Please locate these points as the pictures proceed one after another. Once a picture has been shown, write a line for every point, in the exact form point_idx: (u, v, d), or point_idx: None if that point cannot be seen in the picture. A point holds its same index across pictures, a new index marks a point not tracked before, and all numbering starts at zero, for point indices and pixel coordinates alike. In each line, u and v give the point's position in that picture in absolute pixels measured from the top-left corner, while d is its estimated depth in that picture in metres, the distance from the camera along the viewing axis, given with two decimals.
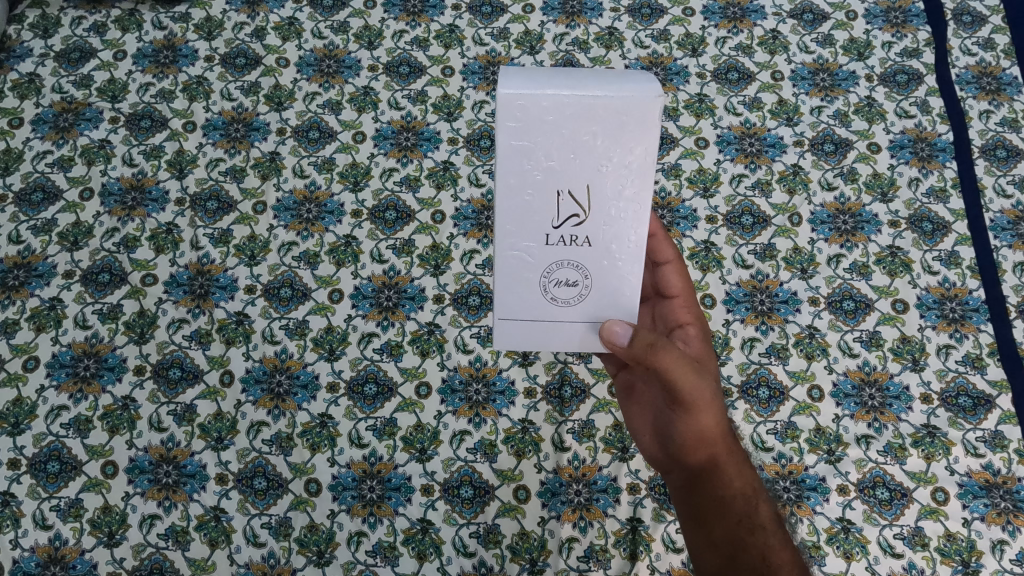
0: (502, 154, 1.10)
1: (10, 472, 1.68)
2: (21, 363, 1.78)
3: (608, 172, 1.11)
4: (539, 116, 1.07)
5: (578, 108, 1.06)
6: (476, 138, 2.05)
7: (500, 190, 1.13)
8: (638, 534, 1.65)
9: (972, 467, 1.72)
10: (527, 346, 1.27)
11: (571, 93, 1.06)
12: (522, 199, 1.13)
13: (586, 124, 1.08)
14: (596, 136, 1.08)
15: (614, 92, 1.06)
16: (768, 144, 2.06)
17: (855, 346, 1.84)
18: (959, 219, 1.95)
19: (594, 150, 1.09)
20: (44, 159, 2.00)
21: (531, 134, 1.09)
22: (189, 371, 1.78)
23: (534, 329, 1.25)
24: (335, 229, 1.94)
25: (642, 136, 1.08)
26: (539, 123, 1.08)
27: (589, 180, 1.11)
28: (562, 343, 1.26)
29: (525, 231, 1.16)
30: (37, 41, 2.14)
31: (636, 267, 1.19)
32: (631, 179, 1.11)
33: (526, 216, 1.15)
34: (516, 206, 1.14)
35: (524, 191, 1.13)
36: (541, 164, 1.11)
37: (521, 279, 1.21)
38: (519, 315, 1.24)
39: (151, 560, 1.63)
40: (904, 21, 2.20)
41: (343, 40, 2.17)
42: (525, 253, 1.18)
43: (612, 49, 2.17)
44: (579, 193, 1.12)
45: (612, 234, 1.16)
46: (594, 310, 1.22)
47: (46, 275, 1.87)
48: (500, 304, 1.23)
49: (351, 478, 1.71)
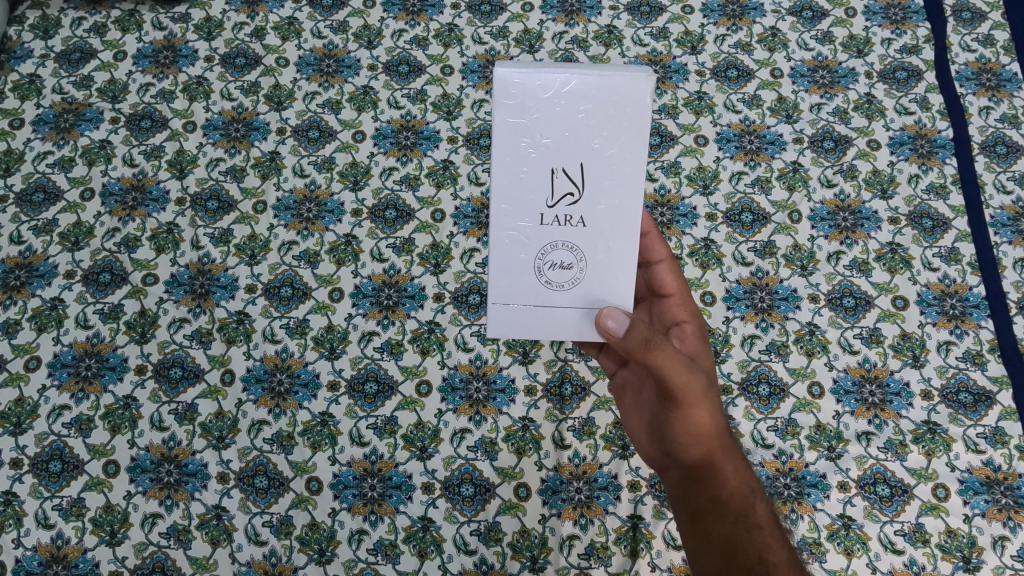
0: (499, 131, 1.14)
1: (12, 471, 1.69)
2: (23, 363, 1.79)
3: (602, 149, 1.15)
4: (536, 94, 1.13)
5: (573, 88, 1.13)
6: (475, 137, 2.05)
7: (496, 166, 1.16)
8: (638, 531, 1.66)
9: (972, 463, 1.72)
10: (519, 334, 1.23)
11: (566, 73, 1.12)
12: (517, 176, 1.16)
13: (580, 103, 1.14)
14: (590, 115, 1.14)
15: (607, 74, 1.13)
16: (768, 141, 2.06)
17: (855, 343, 1.84)
18: (959, 215, 1.96)
19: (588, 128, 1.14)
20: (45, 160, 2.00)
21: (527, 111, 1.14)
22: (190, 371, 1.79)
23: (528, 315, 1.22)
24: (335, 228, 1.94)
25: (633, 116, 1.14)
26: (534, 101, 1.14)
27: (584, 157, 1.15)
28: (556, 330, 1.23)
29: (521, 208, 1.18)
30: (38, 42, 2.15)
31: (630, 250, 1.20)
32: (624, 157, 1.16)
33: (521, 193, 1.17)
34: (512, 182, 1.17)
35: (520, 168, 1.16)
36: (538, 140, 1.15)
37: (515, 259, 1.21)
38: (513, 297, 1.22)
39: (153, 559, 1.64)
40: (904, 17, 2.20)
41: (342, 39, 2.17)
42: (520, 233, 1.19)
43: (611, 47, 2.17)
44: (573, 170, 1.16)
45: (607, 212, 1.18)
46: (588, 294, 1.21)
47: (48, 275, 1.87)
48: (495, 285, 1.21)
49: (351, 476, 1.71)
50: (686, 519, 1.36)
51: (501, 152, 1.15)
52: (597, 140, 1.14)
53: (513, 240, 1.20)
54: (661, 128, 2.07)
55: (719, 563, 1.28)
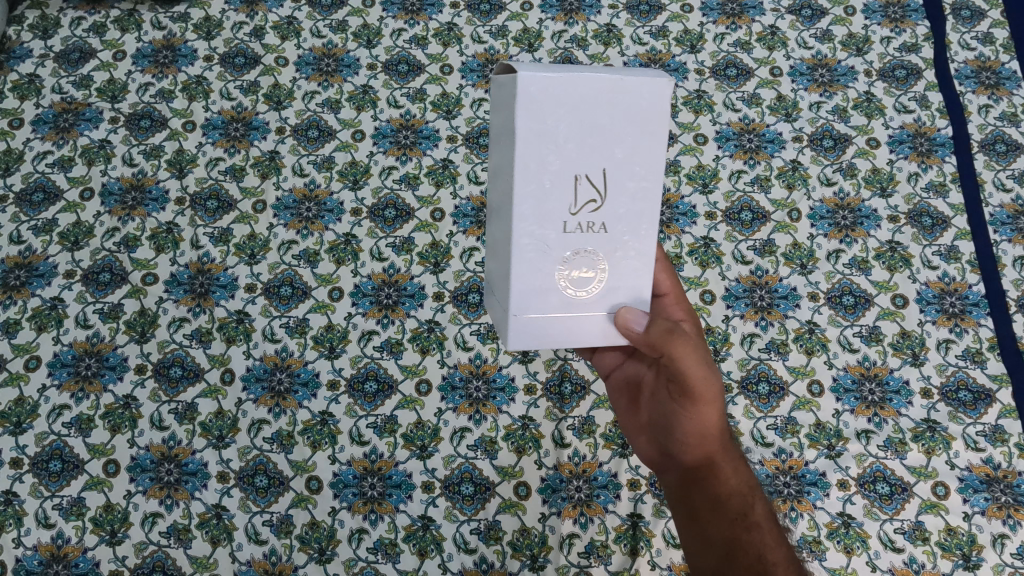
0: (521, 138, 1.08)
1: (12, 471, 1.69)
2: (23, 362, 1.79)
3: (623, 155, 1.12)
4: (558, 98, 1.07)
5: (595, 93, 1.08)
6: (475, 136, 2.05)
7: (517, 174, 1.10)
8: (638, 530, 1.66)
9: (972, 461, 1.72)
10: (542, 344, 1.21)
11: (587, 77, 1.07)
12: (538, 183, 1.11)
13: (602, 108, 1.09)
14: (612, 120, 1.10)
15: (627, 78, 1.09)
16: (767, 140, 2.06)
17: (855, 341, 1.84)
18: (958, 213, 1.96)
19: (610, 134, 1.11)
20: (44, 160, 2.00)
21: (549, 116, 1.08)
22: (190, 370, 1.79)
23: (549, 325, 1.19)
24: (335, 227, 1.94)
25: (654, 120, 1.11)
26: (555, 105, 1.08)
27: (605, 162, 1.12)
28: (579, 338, 1.21)
29: (542, 216, 1.13)
30: (37, 41, 2.15)
31: (649, 253, 1.20)
32: (644, 163, 1.14)
33: (542, 201, 1.12)
34: (533, 190, 1.11)
35: (541, 175, 1.11)
36: (560, 147, 1.10)
37: (536, 269, 1.16)
38: (534, 307, 1.18)
39: (154, 558, 1.64)
40: (903, 16, 2.20)
41: (341, 38, 2.17)
42: (540, 242, 1.15)
43: (610, 46, 2.17)
44: (596, 177, 1.12)
45: (627, 218, 1.16)
46: (610, 300, 1.20)
47: (47, 275, 1.87)
48: (516, 297, 1.16)
49: (352, 475, 1.71)
50: (683, 518, 1.35)
51: (523, 160, 1.08)
52: (620, 148, 1.11)
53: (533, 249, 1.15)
54: None
55: (718, 563, 1.26)
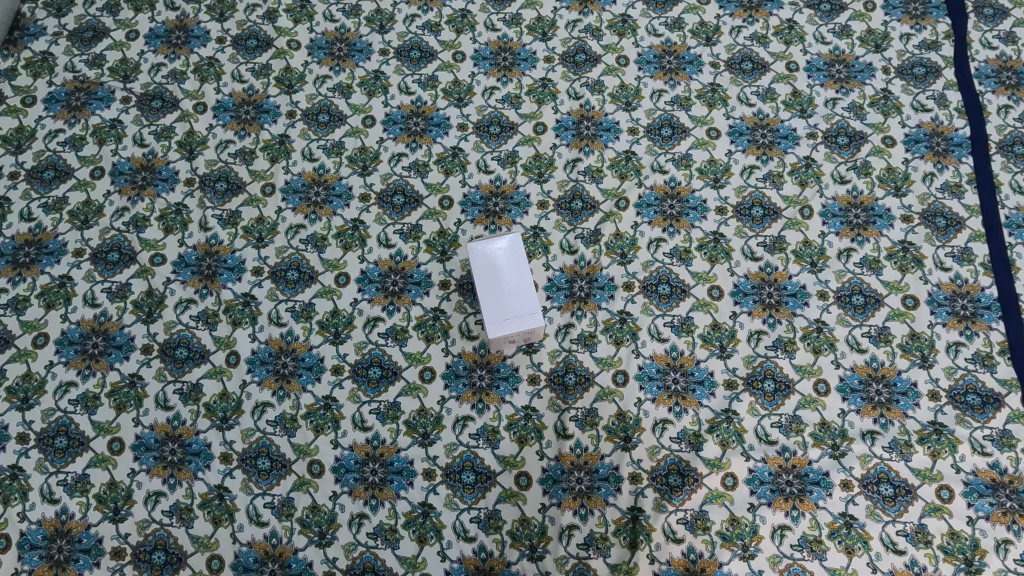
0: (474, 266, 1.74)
1: (19, 446, 1.71)
2: (31, 339, 1.80)
3: (518, 259, 1.74)
4: (508, 244, 1.75)
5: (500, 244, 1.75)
6: (485, 125, 2.04)
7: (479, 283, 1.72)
8: (639, 523, 1.67)
9: (978, 466, 1.70)
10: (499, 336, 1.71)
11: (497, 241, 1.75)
12: (482, 284, 1.72)
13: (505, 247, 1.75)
14: (509, 254, 1.74)
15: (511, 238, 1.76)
16: (781, 135, 2.03)
17: (863, 341, 1.82)
18: (973, 215, 1.92)
19: (505, 255, 1.75)
20: (56, 138, 2.01)
21: (476, 260, 1.74)
22: (195, 351, 1.80)
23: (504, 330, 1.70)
24: (343, 212, 1.94)
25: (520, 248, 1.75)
26: (520, 249, 1.75)
27: (507, 265, 1.74)
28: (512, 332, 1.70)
29: (508, 297, 1.72)
30: (50, 19, 2.15)
31: (530, 297, 1.72)
32: (525, 264, 1.75)
33: (501, 290, 1.72)
34: (482, 287, 1.72)
35: (485, 279, 1.73)
36: (485, 269, 1.73)
37: (510, 317, 1.70)
38: (508, 329, 1.69)
39: (156, 536, 1.64)
40: (924, 12, 2.16)
41: (354, 23, 2.16)
42: (515, 304, 1.71)
43: (624, 37, 2.15)
44: (507, 274, 1.73)
45: (525, 287, 1.73)
46: (523, 317, 1.70)
47: (57, 253, 1.88)
48: (488, 328, 1.69)
49: (353, 460, 1.72)
50: None
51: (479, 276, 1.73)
52: (511, 257, 1.74)
53: (491, 311, 1.71)
54: (673, 120, 2.05)
55: None
